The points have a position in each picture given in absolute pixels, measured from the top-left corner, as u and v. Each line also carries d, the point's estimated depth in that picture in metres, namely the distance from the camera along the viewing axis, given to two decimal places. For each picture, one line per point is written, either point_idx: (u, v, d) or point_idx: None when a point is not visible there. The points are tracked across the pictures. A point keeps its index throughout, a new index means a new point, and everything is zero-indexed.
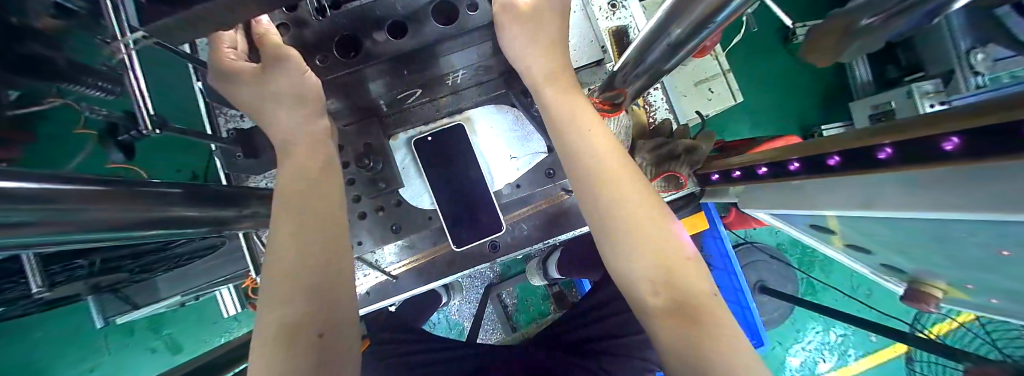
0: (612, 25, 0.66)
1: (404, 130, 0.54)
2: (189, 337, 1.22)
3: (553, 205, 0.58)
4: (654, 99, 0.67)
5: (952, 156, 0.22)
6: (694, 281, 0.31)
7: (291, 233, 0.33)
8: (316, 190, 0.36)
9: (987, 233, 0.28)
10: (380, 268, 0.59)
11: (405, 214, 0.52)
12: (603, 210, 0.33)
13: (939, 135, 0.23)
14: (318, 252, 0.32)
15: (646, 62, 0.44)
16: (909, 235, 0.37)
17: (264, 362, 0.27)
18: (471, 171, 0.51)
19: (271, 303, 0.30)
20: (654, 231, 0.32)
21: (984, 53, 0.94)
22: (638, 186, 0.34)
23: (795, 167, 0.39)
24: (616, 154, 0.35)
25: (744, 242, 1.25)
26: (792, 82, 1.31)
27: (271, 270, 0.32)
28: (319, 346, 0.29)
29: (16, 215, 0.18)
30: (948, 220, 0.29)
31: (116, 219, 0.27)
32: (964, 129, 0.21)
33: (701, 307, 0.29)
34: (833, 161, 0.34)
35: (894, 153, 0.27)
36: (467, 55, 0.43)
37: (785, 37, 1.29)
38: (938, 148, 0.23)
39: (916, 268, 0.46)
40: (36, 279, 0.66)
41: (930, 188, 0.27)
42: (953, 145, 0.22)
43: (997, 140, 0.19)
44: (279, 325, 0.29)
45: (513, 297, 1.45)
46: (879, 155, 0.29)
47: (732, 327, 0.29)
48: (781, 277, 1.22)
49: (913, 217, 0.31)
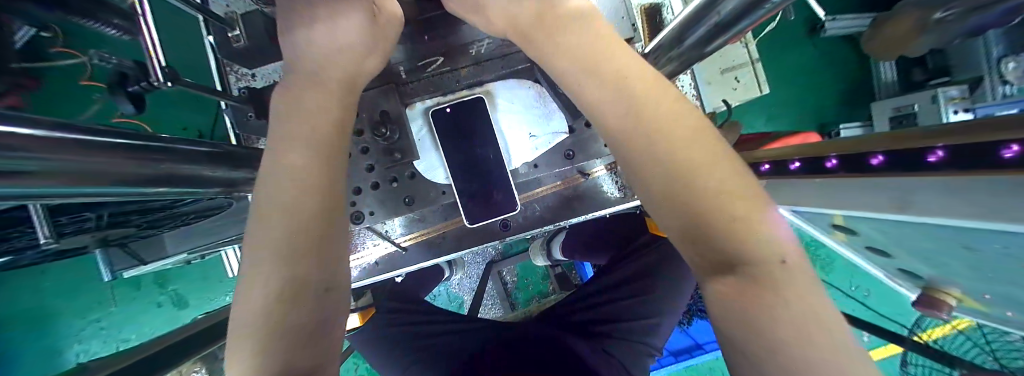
0: (645, 2, 0.61)
1: (421, 98, 0.50)
2: (195, 295, 1.26)
3: (569, 187, 0.59)
4: (681, 85, 0.64)
5: (1008, 165, 0.20)
6: (761, 239, 0.24)
7: (288, 176, 0.29)
8: (305, 135, 0.31)
9: (1020, 246, 0.27)
10: (391, 239, 0.59)
11: (418, 187, 0.50)
12: (649, 158, 0.30)
13: (1000, 141, 0.21)
14: (307, 205, 0.29)
15: (684, 45, 0.41)
16: (934, 240, 0.36)
17: (256, 326, 0.25)
18: (488, 147, 0.49)
19: (266, 243, 0.27)
20: (717, 175, 0.27)
21: (1014, 63, 0.90)
22: (686, 134, 0.29)
23: (831, 164, 0.38)
24: (662, 95, 0.32)
25: None
26: (817, 77, 1.26)
27: (264, 207, 0.29)
28: (314, 303, 0.27)
29: (32, 162, 0.17)
30: (983, 231, 0.27)
31: (125, 174, 0.26)
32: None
33: (787, 266, 0.23)
34: (875, 160, 0.32)
35: (944, 156, 0.26)
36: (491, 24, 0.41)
37: (812, 28, 1.22)
38: (996, 155, 0.21)
39: (935, 274, 0.46)
40: (43, 230, 0.67)
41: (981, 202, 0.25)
42: (1012, 153, 0.20)
43: None
44: (273, 283, 0.26)
45: (513, 275, 1.48)
46: (928, 158, 0.27)
47: (813, 301, 0.22)
48: None
49: (941, 224, 0.30)
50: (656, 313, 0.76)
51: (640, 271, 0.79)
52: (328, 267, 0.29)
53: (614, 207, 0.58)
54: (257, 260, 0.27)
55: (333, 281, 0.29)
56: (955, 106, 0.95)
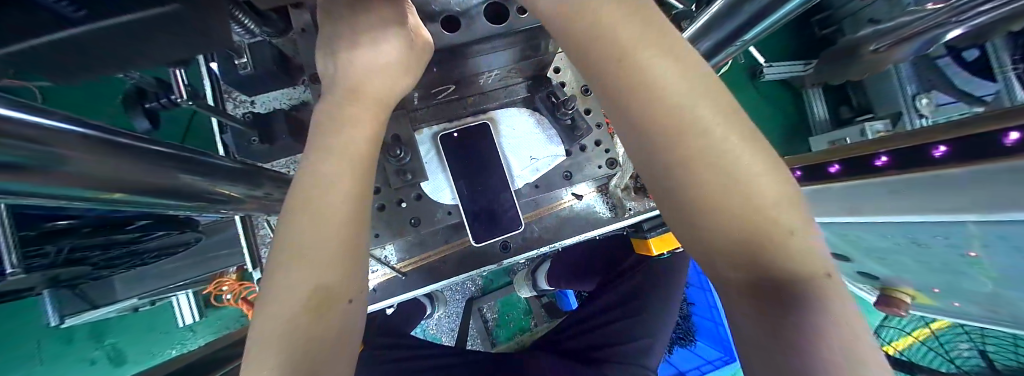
0: None
1: (428, 124, 0.52)
2: (136, 347, 1.10)
3: (562, 208, 0.63)
4: None
5: (941, 162, 0.26)
6: (770, 198, 0.24)
7: (320, 184, 0.30)
8: (341, 146, 0.32)
9: (957, 233, 0.33)
10: (388, 265, 0.57)
11: (424, 207, 0.51)
12: (627, 88, 0.27)
13: (932, 142, 0.28)
14: (343, 215, 0.30)
15: None
16: (891, 240, 0.42)
17: (283, 330, 0.25)
18: (495, 169, 0.52)
19: (293, 247, 0.28)
20: (694, 110, 0.26)
21: (927, 98, 0.92)
22: (699, 89, 0.27)
23: (796, 175, 0.44)
24: (635, 15, 0.28)
25: None
26: (761, 114, 1.45)
27: (296, 212, 0.29)
28: (342, 312, 0.29)
29: (54, 149, 0.17)
30: (925, 221, 0.34)
31: (134, 179, 0.26)
32: (954, 139, 0.26)
33: (755, 192, 0.24)
34: (833, 168, 0.38)
35: (889, 160, 0.31)
36: (501, 58, 0.45)
37: (753, 75, 1.44)
38: (927, 153, 0.28)
39: (891, 276, 0.52)
40: (10, 258, 0.52)
41: (925, 199, 0.31)
42: (943, 152, 0.26)
43: (987, 146, 0.24)
44: (303, 289, 0.27)
45: (493, 312, 1.42)
46: (874, 162, 0.33)
47: (806, 253, 0.23)
48: None
49: (893, 220, 0.36)
50: (652, 333, 0.78)
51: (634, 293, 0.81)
52: (352, 276, 0.30)
53: (605, 226, 0.63)
54: (284, 262, 0.28)
55: (357, 289, 0.30)
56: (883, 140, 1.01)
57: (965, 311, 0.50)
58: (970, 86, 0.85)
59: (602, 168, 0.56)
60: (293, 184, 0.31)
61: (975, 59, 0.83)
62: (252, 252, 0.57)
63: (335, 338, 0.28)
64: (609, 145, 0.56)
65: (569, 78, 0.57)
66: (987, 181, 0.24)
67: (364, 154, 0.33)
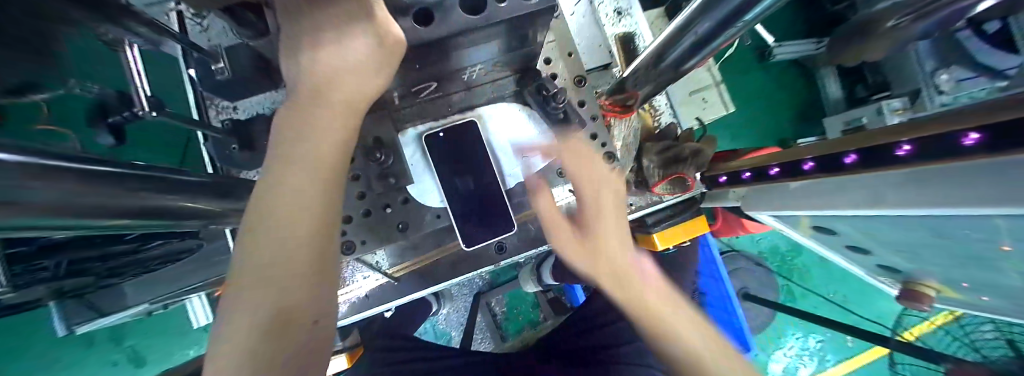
0: (619, 32, 0.67)
1: (414, 124, 0.49)
2: (154, 350, 1.13)
3: (560, 206, 0.60)
4: (658, 104, 0.66)
5: (969, 151, 0.22)
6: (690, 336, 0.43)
7: (287, 193, 0.28)
8: (314, 153, 0.30)
9: (990, 230, 0.29)
10: (380, 271, 0.55)
11: (412, 212, 0.50)
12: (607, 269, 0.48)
13: (960, 129, 0.23)
14: (310, 227, 0.28)
15: (665, 63, 0.44)
16: (916, 234, 0.38)
17: (241, 353, 0.24)
18: (482, 169, 0.49)
19: (252, 268, 0.26)
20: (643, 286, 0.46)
21: (947, 74, 0.99)
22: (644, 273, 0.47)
23: (808, 166, 0.40)
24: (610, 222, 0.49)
25: (731, 250, 1.49)
26: (774, 96, 1.39)
27: (259, 223, 0.27)
28: (307, 332, 0.27)
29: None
30: (954, 215, 0.29)
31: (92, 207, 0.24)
32: (983, 124, 0.22)
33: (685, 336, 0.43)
34: (848, 159, 0.34)
35: (911, 150, 0.27)
36: (485, 50, 0.41)
37: (764, 54, 1.37)
38: (953, 142, 0.24)
39: (914, 269, 0.48)
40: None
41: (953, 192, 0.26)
42: (974, 140, 0.22)
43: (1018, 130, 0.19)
44: (264, 308, 0.25)
45: (502, 306, 1.42)
46: (896, 152, 0.29)
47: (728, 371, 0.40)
48: (761, 283, 1.48)
49: (917, 216, 0.32)
50: None
51: None
52: (319, 293, 0.28)
53: None
54: (244, 285, 0.26)
55: (322, 308, 0.29)
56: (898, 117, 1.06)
57: (995, 306, 0.46)
58: (992, 59, 0.93)
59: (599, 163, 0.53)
60: (256, 192, 0.29)
61: (996, 31, 0.91)
62: None
63: (299, 361, 0.26)
64: (606, 138, 0.52)
65: (560, 68, 0.54)
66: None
67: (333, 165, 0.31)
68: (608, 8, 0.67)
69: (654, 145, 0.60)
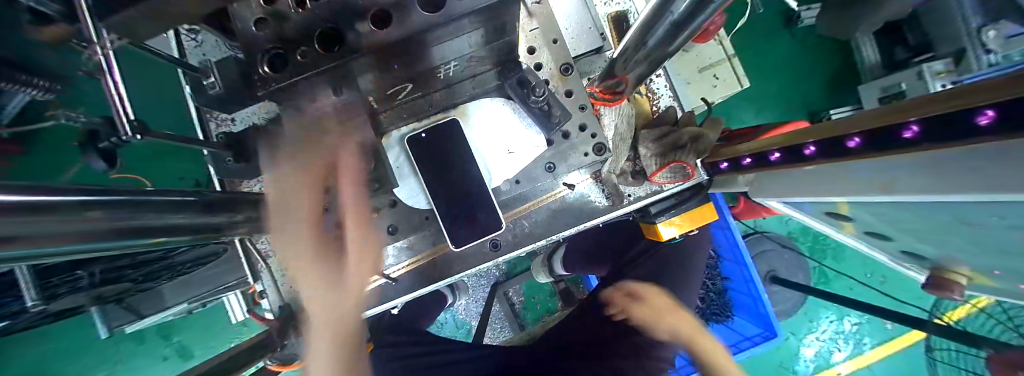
0: (612, 11, 0.63)
1: (397, 127, 0.50)
2: (198, 344, 1.23)
3: (554, 200, 0.58)
4: (656, 87, 0.62)
5: (983, 132, 0.19)
6: None
7: None
8: None
9: (1016, 214, 0.26)
10: (379, 271, 0.57)
11: (400, 215, 0.50)
12: None
13: (974, 107, 0.20)
14: None
15: (648, 46, 0.40)
16: (931, 219, 0.35)
17: None
18: (468, 168, 0.48)
19: None
20: None
21: (996, 30, 0.88)
22: None
23: (810, 151, 0.37)
24: None
25: (756, 232, 1.36)
26: (801, 64, 1.27)
27: None
28: None
29: None
30: (969, 203, 0.27)
31: None
32: (996, 101, 0.18)
33: None
34: (852, 142, 0.31)
35: (918, 131, 0.24)
36: (456, 46, 0.38)
37: (789, 20, 1.25)
38: (969, 122, 0.20)
39: (944, 255, 0.43)
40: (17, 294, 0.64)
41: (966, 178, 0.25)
42: (986, 119, 0.19)
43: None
44: None
45: (520, 295, 1.44)
46: (904, 134, 0.26)
47: None
48: (792, 268, 1.38)
49: (938, 202, 0.30)
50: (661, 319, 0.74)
51: (634, 284, 0.79)
52: None
53: (604, 216, 0.58)
54: None
55: None
56: (943, 80, 0.95)
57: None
58: None
59: (590, 155, 0.51)
60: None
61: None
62: (251, 266, 0.57)
63: None
64: (595, 129, 0.50)
65: (545, 57, 0.51)
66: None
67: None
68: None
69: (650, 131, 0.57)
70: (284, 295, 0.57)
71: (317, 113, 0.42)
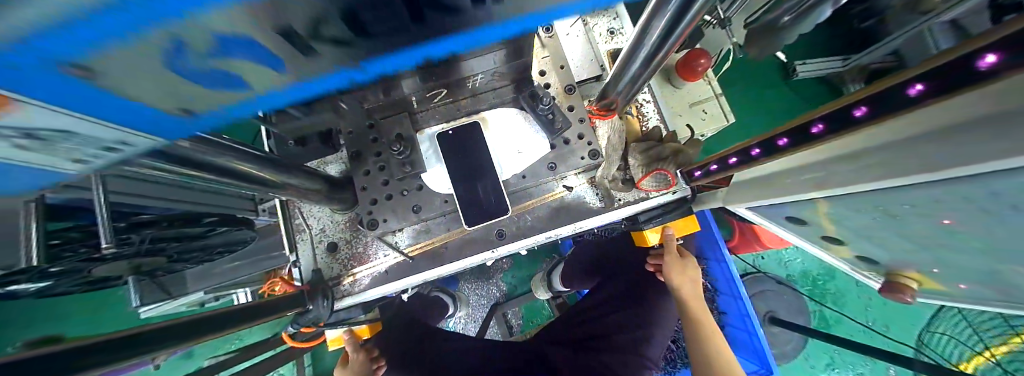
0: (610, 48, 0.75)
1: (429, 125, 0.61)
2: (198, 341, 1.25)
3: (555, 199, 0.67)
4: (646, 110, 0.73)
5: (922, 98, 0.28)
6: None
7: None
8: None
9: (924, 199, 0.35)
10: (398, 249, 0.64)
11: (424, 197, 0.60)
12: None
13: (904, 82, 0.29)
14: None
15: (632, 69, 0.51)
16: (866, 213, 0.43)
17: None
18: (483, 160, 0.58)
19: None
20: None
21: None
22: None
23: (781, 143, 0.43)
24: None
25: (755, 272, 1.40)
26: (791, 109, 1.39)
27: None
28: None
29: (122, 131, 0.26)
30: (879, 190, 0.36)
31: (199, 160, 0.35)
32: (926, 76, 0.27)
33: None
34: (816, 129, 0.37)
35: (868, 111, 0.32)
36: (485, 61, 0.50)
37: (786, 73, 1.41)
38: (903, 95, 0.29)
39: (889, 258, 0.51)
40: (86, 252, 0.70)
41: (880, 167, 0.35)
42: (918, 90, 0.28)
43: (967, 73, 0.25)
44: None
45: (518, 317, 1.46)
46: (854, 113, 0.33)
47: None
48: (792, 310, 1.36)
49: (859, 194, 0.39)
50: (649, 324, 0.77)
51: (624, 288, 0.82)
52: None
53: (598, 216, 0.66)
54: None
55: None
56: None
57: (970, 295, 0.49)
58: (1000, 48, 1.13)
59: (585, 158, 0.61)
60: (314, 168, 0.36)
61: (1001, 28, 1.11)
62: (289, 235, 0.66)
63: None
64: (591, 138, 0.61)
65: (553, 79, 0.64)
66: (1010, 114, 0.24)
67: None
68: (603, 29, 0.76)
69: (638, 144, 0.67)
70: (317, 263, 0.66)
71: (372, 105, 0.54)
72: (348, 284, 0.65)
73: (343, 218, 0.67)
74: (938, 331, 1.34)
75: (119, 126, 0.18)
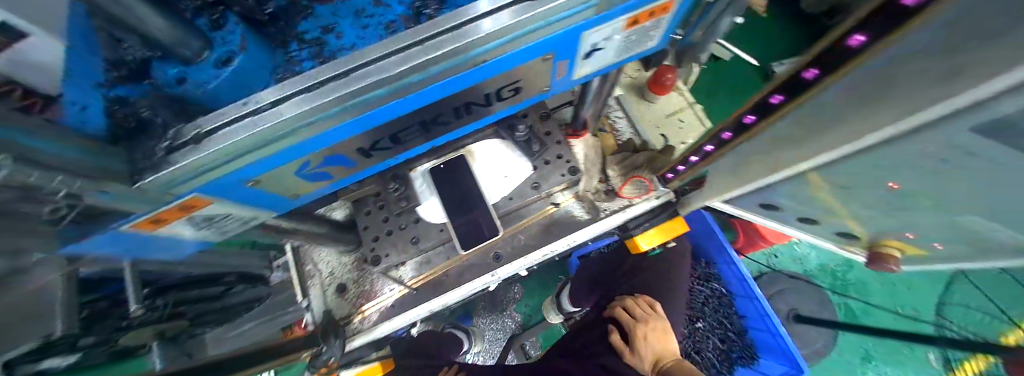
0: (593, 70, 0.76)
1: (420, 163, 0.63)
2: None
3: (545, 217, 0.70)
4: (619, 126, 0.80)
5: (814, 80, 0.35)
6: None
7: None
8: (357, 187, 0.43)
9: (860, 168, 0.38)
10: (402, 282, 0.68)
11: (422, 228, 0.65)
12: None
13: (800, 71, 0.36)
14: None
15: (590, 91, 0.58)
16: (824, 188, 0.46)
17: None
18: (471, 188, 0.61)
19: None
20: None
21: None
22: None
23: (728, 135, 0.54)
24: None
25: (772, 271, 1.35)
26: None
27: None
28: None
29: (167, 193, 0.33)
30: (819, 165, 0.40)
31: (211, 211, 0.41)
32: (815, 63, 0.34)
33: None
34: (749, 118, 0.48)
35: (782, 97, 0.41)
36: None
37: (763, 75, 1.49)
38: (802, 79, 0.36)
39: (864, 230, 0.54)
40: None
41: (809, 145, 0.38)
42: (812, 73, 0.35)
43: (831, 56, 0.32)
44: None
45: (537, 348, 1.40)
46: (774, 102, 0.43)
47: None
48: (818, 306, 1.29)
49: (807, 171, 0.42)
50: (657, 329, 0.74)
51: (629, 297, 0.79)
52: None
53: (587, 228, 0.69)
54: None
55: None
56: None
57: (945, 252, 0.52)
58: None
59: (565, 175, 0.66)
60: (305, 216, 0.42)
61: None
62: (301, 280, 0.70)
63: None
64: (568, 156, 0.67)
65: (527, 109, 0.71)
66: (877, 86, 0.28)
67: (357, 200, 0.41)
68: None
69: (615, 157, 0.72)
70: (328, 304, 0.69)
71: None
72: (358, 322, 0.68)
73: (351, 258, 0.71)
74: (954, 302, 1.31)
75: (254, 204, 0.43)
